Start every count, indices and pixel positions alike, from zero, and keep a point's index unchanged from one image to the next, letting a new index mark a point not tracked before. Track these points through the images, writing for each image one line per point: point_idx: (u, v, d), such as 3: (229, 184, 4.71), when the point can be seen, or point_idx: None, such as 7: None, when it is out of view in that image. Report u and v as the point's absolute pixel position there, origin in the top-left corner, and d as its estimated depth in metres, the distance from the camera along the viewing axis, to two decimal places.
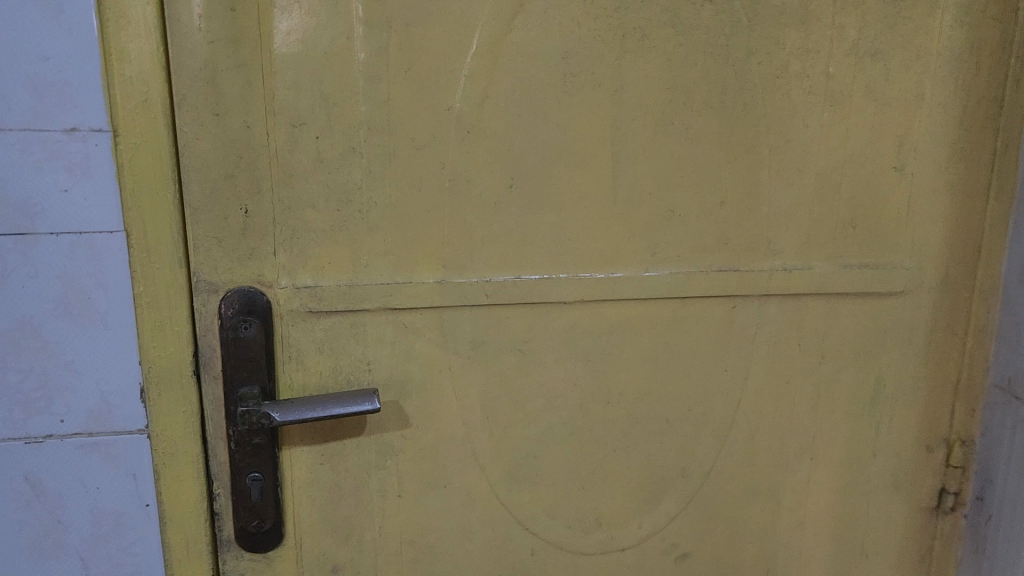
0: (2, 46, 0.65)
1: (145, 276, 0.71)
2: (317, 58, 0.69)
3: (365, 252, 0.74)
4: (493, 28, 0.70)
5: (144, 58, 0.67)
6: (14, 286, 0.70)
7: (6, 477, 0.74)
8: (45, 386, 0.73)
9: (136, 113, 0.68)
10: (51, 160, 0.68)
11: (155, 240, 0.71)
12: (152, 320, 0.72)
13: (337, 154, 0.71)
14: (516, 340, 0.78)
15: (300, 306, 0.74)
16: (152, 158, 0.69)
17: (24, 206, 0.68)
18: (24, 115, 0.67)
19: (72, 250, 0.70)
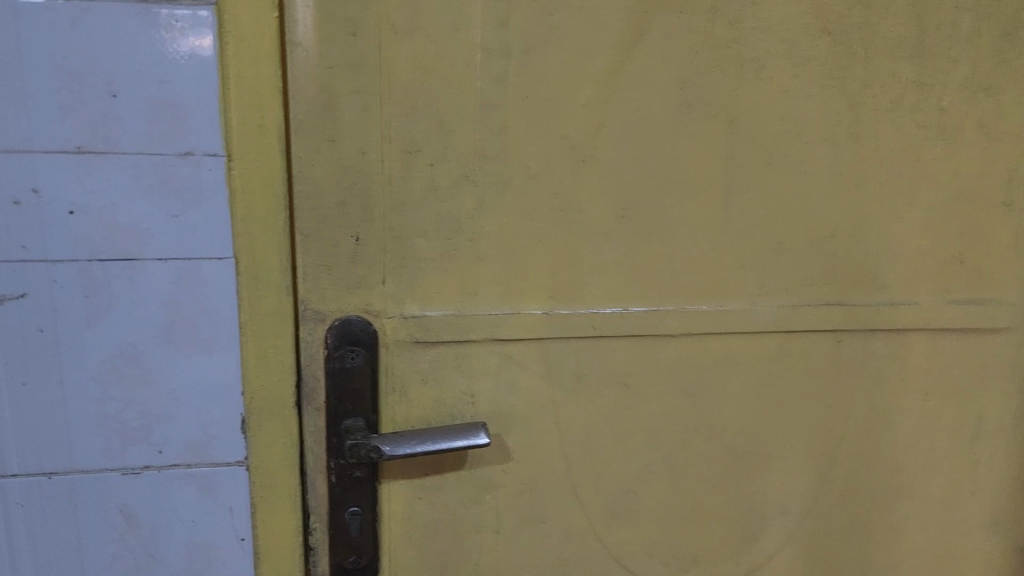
0: (120, 68, 0.64)
1: (252, 304, 0.70)
2: (436, 84, 0.68)
3: (474, 282, 0.73)
4: (613, 57, 0.69)
5: (263, 82, 0.66)
6: (119, 313, 0.68)
7: (101, 509, 0.72)
8: (145, 416, 0.71)
9: (250, 138, 0.67)
10: (164, 184, 0.66)
11: (264, 267, 0.69)
12: (257, 348, 0.71)
13: (451, 182, 0.70)
14: (621, 374, 0.77)
15: (407, 336, 0.73)
16: (266, 183, 0.68)
17: (134, 231, 0.67)
18: (139, 139, 0.65)
19: (180, 276, 0.68)
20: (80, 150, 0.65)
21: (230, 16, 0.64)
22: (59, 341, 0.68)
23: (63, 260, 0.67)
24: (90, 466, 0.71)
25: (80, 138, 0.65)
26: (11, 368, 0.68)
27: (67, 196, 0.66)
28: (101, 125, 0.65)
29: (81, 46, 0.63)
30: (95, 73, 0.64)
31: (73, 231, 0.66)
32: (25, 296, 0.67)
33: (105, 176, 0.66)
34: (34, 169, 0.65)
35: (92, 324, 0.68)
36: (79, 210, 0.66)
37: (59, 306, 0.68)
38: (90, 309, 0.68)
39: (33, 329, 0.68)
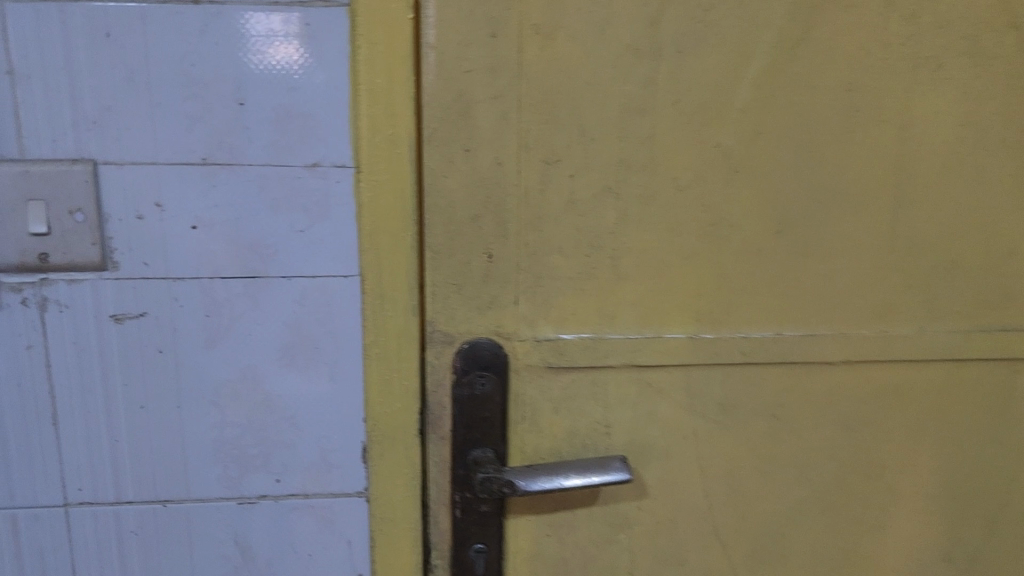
0: (248, 75, 0.60)
1: (378, 326, 0.65)
2: (579, 90, 0.63)
3: (614, 303, 0.67)
4: (773, 57, 0.63)
5: (397, 89, 0.61)
6: (240, 333, 0.65)
7: (216, 540, 0.68)
8: (263, 442, 0.67)
9: (381, 148, 0.62)
10: (291, 197, 0.63)
11: (392, 286, 0.64)
12: (381, 373, 0.66)
13: (592, 195, 0.65)
14: (771, 404, 0.70)
15: (540, 361, 0.67)
16: (396, 197, 0.63)
17: (259, 247, 0.63)
18: (267, 150, 0.62)
19: (303, 295, 0.64)
20: (206, 161, 0.62)
21: (364, 18, 0.60)
22: (178, 362, 0.65)
23: (185, 277, 0.63)
24: (206, 495, 0.67)
25: (206, 148, 0.61)
26: (128, 390, 0.65)
27: (191, 209, 0.62)
28: (227, 135, 0.61)
29: (210, 52, 0.60)
30: (223, 80, 0.60)
31: (196, 247, 0.63)
32: (145, 315, 0.64)
33: (230, 188, 0.62)
34: (158, 182, 0.62)
35: (212, 344, 0.65)
36: (203, 224, 0.63)
37: (179, 325, 0.64)
38: (211, 329, 0.64)
39: (152, 350, 0.64)
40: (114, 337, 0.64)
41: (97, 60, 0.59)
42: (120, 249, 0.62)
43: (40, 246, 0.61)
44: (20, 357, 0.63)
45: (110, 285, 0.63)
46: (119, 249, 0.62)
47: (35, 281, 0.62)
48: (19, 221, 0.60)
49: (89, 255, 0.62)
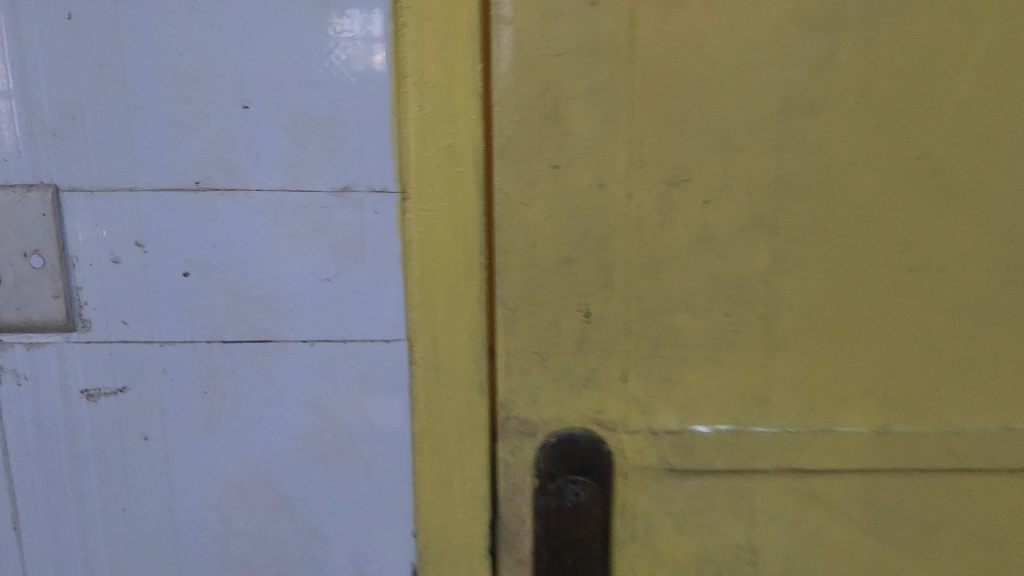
0: (256, 67, 0.44)
1: (433, 409, 0.47)
2: (720, 80, 0.44)
3: (763, 382, 0.47)
4: (1010, 29, 0.44)
5: (457, 81, 0.44)
6: (249, 416, 0.48)
7: None
8: (279, 561, 0.49)
9: (434, 164, 0.44)
10: (312, 235, 0.45)
11: (452, 354, 0.46)
12: (438, 474, 0.48)
13: (736, 227, 0.45)
14: (993, 526, 0.49)
15: (658, 462, 0.48)
16: (457, 232, 0.45)
17: (270, 301, 0.46)
18: (281, 169, 0.45)
19: (331, 366, 0.47)
20: (200, 185, 0.45)
21: None
22: (168, 454, 0.49)
23: (175, 341, 0.47)
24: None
25: (200, 169, 0.45)
26: (106, 488, 0.49)
27: (181, 251, 0.46)
28: (228, 150, 0.45)
29: (203, 37, 0.44)
30: (221, 75, 0.44)
31: (188, 301, 0.47)
32: (125, 391, 0.48)
33: (231, 222, 0.46)
34: (138, 214, 0.46)
35: (211, 431, 0.48)
36: (197, 270, 0.46)
37: (168, 405, 0.48)
38: (210, 410, 0.48)
39: (135, 436, 0.48)
40: (86, 419, 0.48)
41: (56, 52, 0.44)
42: (90, 304, 0.47)
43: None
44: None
45: (80, 351, 0.47)
46: (90, 303, 0.47)
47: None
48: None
49: (50, 312, 0.46)
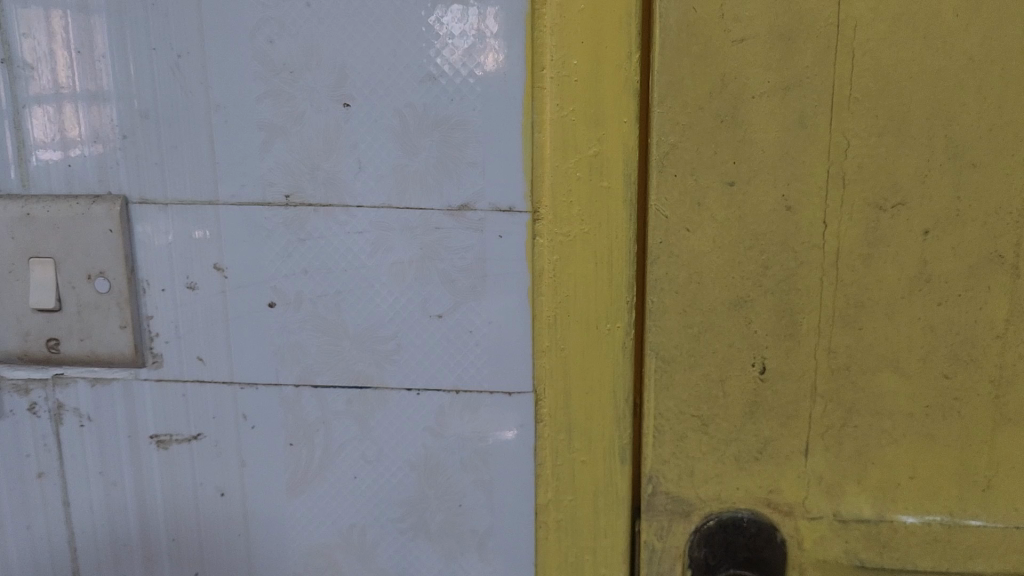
0: (361, 58, 0.36)
1: (561, 474, 0.39)
2: (953, 74, 0.34)
3: (991, 465, 0.37)
4: None
5: (608, 76, 0.35)
6: (342, 477, 0.40)
7: None
8: None
9: (574, 178, 0.36)
10: (421, 262, 0.38)
11: (589, 411, 0.38)
12: (565, 552, 0.40)
13: (966, 266, 0.35)
14: None
15: (845, 558, 0.38)
16: (599, 264, 0.36)
17: (370, 339, 0.39)
18: (386, 181, 0.37)
19: (440, 421, 0.39)
20: (290, 200, 0.38)
21: None
22: (247, 513, 0.41)
23: (258, 383, 0.40)
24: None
25: (291, 180, 0.38)
26: (177, 548, 0.42)
27: (267, 278, 0.39)
28: (324, 158, 0.37)
29: (300, 23, 0.36)
30: (319, 67, 0.36)
31: (275, 336, 0.39)
32: (200, 437, 0.41)
33: (325, 246, 0.38)
34: (218, 233, 0.38)
35: (297, 490, 0.41)
36: (284, 301, 0.39)
37: (249, 456, 0.41)
38: (295, 466, 0.41)
39: (210, 490, 0.41)
40: (154, 468, 0.41)
41: (130, 39, 0.37)
42: (163, 335, 0.40)
43: (48, 328, 0.39)
44: (30, 488, 0.42)
45: (150, 390, 0.40)
46: (162, 334, 0.40)
47: (46, 378, 0.41)
48: (18, 290, 0.39)
49: (117, 345, 0.40)
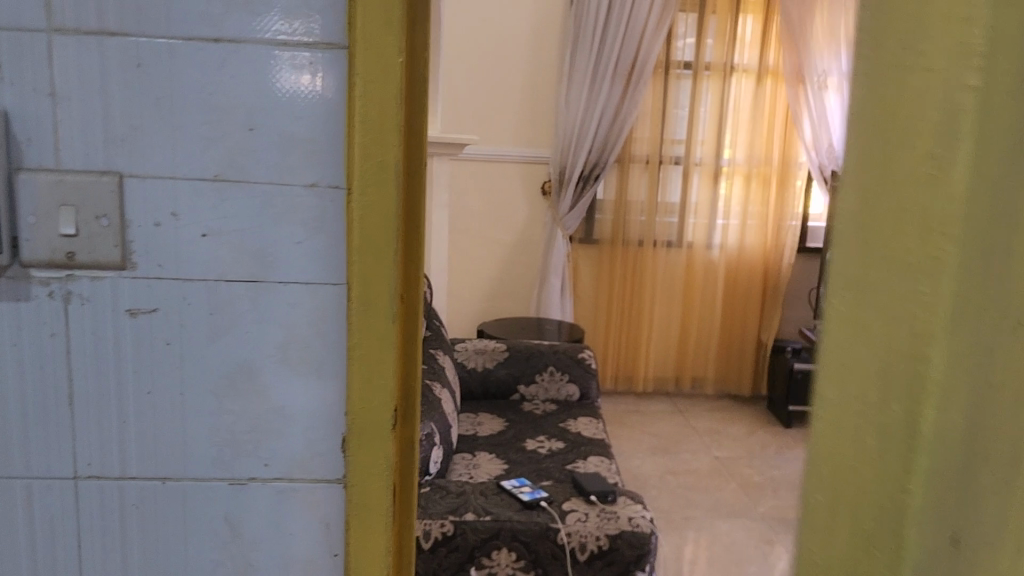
0: (253, 102, 0.62)
1: (359, 346, 0.65)
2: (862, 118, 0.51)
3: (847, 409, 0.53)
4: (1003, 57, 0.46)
5: (384, 118, 0.62)
6: (239, 334, 0.66)
7: (206, 513, 0.68)
8: (255, 427, 0.67)
9: (369, 171, 0.62)
10: (288, 215, 0.64)
11: (371, 316, 0.65)
12: (361, 376, 0.66)
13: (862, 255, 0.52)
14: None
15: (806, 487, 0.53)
16: (380, 216, 0.63)
17: (258, 254, 0.65)
18: (271, 170, 0.63)
19: (296, 300, 0.65)
20: (217, 177, 0.63)
21: (359, 54, 0.61)
22: (184, 350, 0.66)
23: (195, 280, 0.65)
24: (215, 485, 0.68)
25: (220, 165, 0.63)
26: (139, 373, 0.66)
27: (201, 222, 0.64)
28: (240, 154, 0.63)
29: (217, 82, 0.62)
30: (238, 110, 0.63)
31: (208, 254, 0.64)
32: (157, 311, 0.65)
33: (241, 199, 0.64)
34: (173, 194, 0.63)
35: (214, 338, 0.66)
36: (212, 234, 0.64)
37: (184, 319, 0.65)
38: (214, 325, 0.65)
39: (160, 344, 0.66)
40: (127, 331, 0.65)
41: (137, 75, 0.61)
42: (139, 252, 0.64)
43: (69, 246, 0.63)
44: (43, 342, 0.64)
45: (128, 282, 0.64)
46: (138, 252, 0.64)
47: (62, 277, 0.64)
48: (48, 225, 0.62)
49: (111, 256, 0.63)
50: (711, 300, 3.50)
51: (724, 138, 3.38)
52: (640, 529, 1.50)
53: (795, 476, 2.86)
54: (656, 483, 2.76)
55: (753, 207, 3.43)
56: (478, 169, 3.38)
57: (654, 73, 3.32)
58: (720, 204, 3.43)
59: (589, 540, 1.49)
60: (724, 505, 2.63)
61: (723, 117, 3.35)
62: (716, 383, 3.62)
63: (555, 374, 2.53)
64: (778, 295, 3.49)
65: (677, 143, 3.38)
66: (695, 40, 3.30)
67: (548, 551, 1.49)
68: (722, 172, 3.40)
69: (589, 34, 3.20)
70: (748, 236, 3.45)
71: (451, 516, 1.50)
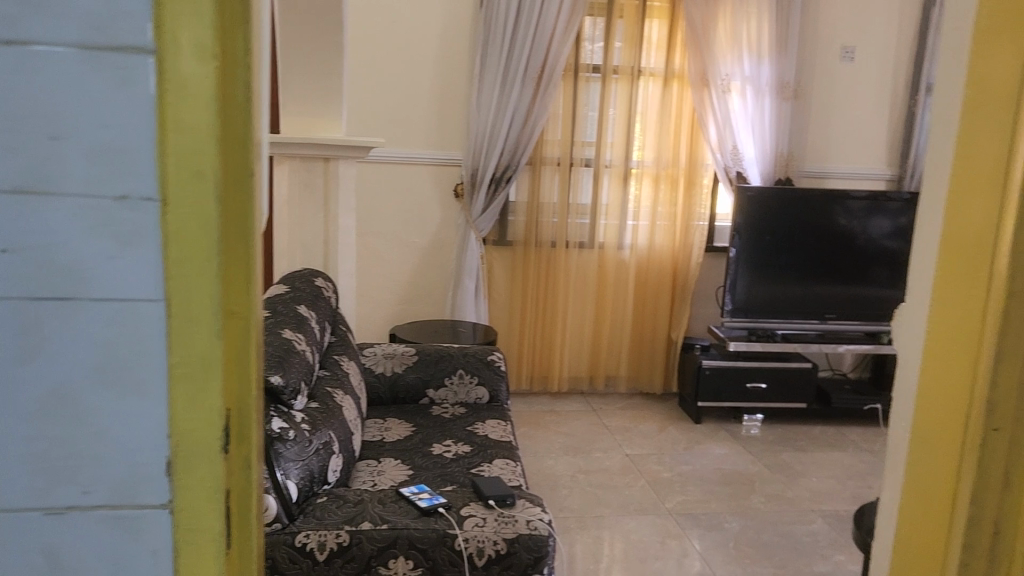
0: (54, 102, 0.50)
1: (178, 363, 0.55)
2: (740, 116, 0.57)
3: None
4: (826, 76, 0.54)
5: (198, 104, 0.53)
6: (49, 351, 0.53)
7: (20, 548, 0.55)
8: (74, 457, 0.55)
9: (184, 166, 0.53)
10: (99, 232, 0.52)
11: (192, 327, 0.55)
12: (188, 393, 0.55)
13: None
14: None
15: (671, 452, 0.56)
16: (198, 220, 0.54)
17: (66, 267, 0.52)
18: (80, 180, 0.52)
19: (117, 318, 0.53)
20: (18, 188, 0.51)
21: (169, 25, 0.51)
22: None
23: None
24: (28, 515, 0.55)
25: (19, 176, 0.51)
26: None
27: (5, 230, 0.52)
28: (38, 167, 0.51)
29: (18, 65, 0.50)
30: (32, 116, 0.50)
31: (8, 268, 0.52)
32: None
33: (41, 211, 0.52)
34: None
35: (20, 360, 0.53)
36: (16, 249, 0.52)
37: None
38: (25, 342, 0.53)
39: None
40: None
41: None
42: None
43: None
44: None
45: None
46: None
47: None
48: None
49: None
50: (624, 300, 3.54)
51: (633, 140, 3.43)
52: (537, 531, 1.51)
53: (704, 471, 2.92)
54: (568, 482, 2.78)
55: (663, 207, 3.49)
56: (388, 172, 3.35)
57: (564, 76, 3.34)
58: (631, 205, 3.48)
59: (487, 544, 1.49)
60: (634, 501, 2.67)
61: (631, 121, 3.41)
62: (630, 381, 3.68)
63: (464, 377, 2.52)
64: (688, 294, 3.56)
65: (588, 145, 3.41)
66: (604, 43, 3.34)
67: (446, 557, 1.48)
68: (632, 173, 3.45)
69: (499, 38, 3.21)
70: (658, 236, 3.51)
71: (347, 526, 1.48)
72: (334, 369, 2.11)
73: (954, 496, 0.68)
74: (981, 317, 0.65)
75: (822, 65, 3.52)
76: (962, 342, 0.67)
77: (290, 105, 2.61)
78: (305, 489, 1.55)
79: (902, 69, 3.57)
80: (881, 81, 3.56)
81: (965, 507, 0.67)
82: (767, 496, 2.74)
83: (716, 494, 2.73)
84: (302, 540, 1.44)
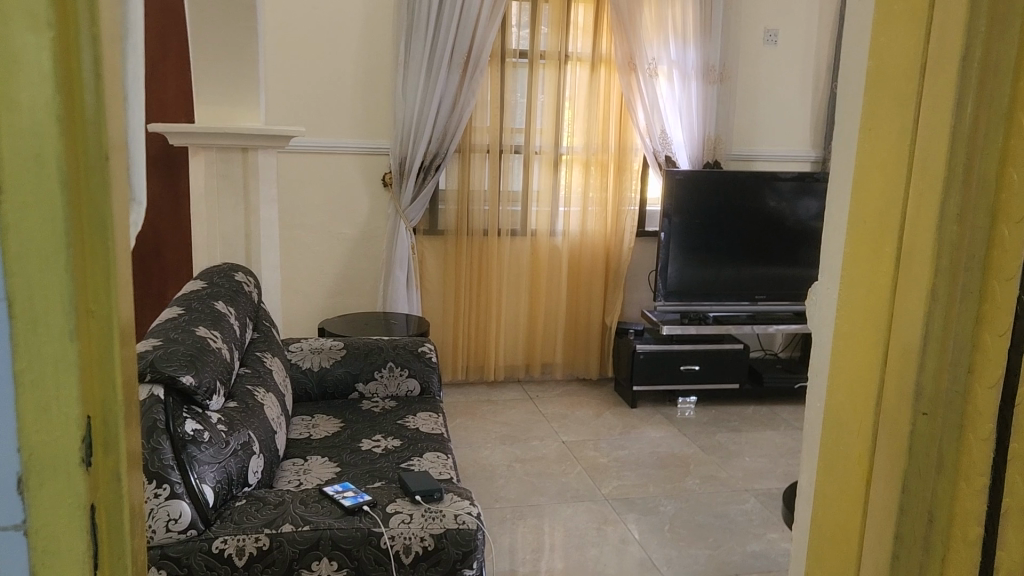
0: None
1: (21, 368, 0.47)
2: None
3: None
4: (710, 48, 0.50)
5: (35, 71, 0.45)
6: None
7: None
8: None
9: (20, 144, 0.45)
10: None
11: (46, 329, 0.47)
12: (37, 399, 0.48)
13: None
14: None
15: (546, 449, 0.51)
16: (41, 208, 0.46)
17: None
18: None
19: None
20: None
21: None
22: None
23: None
24: None
25: None
26: None
27: None
28: None
29: None
30: None
31: None
32: None
33: None
34: None
35: None
36: None
37: None
38: None
39: None
40: None
41: None
42: None
43: None
44: None
45: None
46: None
47: None
48: None
49: None
50: (557, 287, 3.53)
51: (562, 126, 3.41)
52: (465, 526, 1.48)
53: (639, 455, 2.93)
54: (505, 472, 2.76)
55: (594, 192, 3.48)
56: (312, 163, 3.27)
57: (490, 62, 3.30)
58: (562, 190, 3.46)
59: (413, 541, 1.45)
60: (571, 489, 2.66)
61: (559, 108, 3.38)
62: (566, 367, 3.67)
63: (394, 370, 2.46)
64: (621, 279, 3.57)
65: (517, 132, 3.38)
66: (530, 29, 3.30)
67: (371, 556, 1.44)
68: (562, 160, 3.43)
69: (423, 23, 3.14)
70: (590, 222, 3.50)
71: (267, 529, 1.42)
72: (256, 367, 2.03)
73: (864, 491, 0.60)
74: (889, 295, 0.57)
75: (747, 49, 3.55)
76: (863, 314, 0.60)
77: (205, 94, 2.51)
78: (222, 493, 1.48)
79: (824, 52, 3.62)
80: (804, 65, 3.61)
81: (877, 501, 0.59)
82: (701, 477, 2.76)
83: (651, 478, 2.74)
84: (219, 546, 1.39)
